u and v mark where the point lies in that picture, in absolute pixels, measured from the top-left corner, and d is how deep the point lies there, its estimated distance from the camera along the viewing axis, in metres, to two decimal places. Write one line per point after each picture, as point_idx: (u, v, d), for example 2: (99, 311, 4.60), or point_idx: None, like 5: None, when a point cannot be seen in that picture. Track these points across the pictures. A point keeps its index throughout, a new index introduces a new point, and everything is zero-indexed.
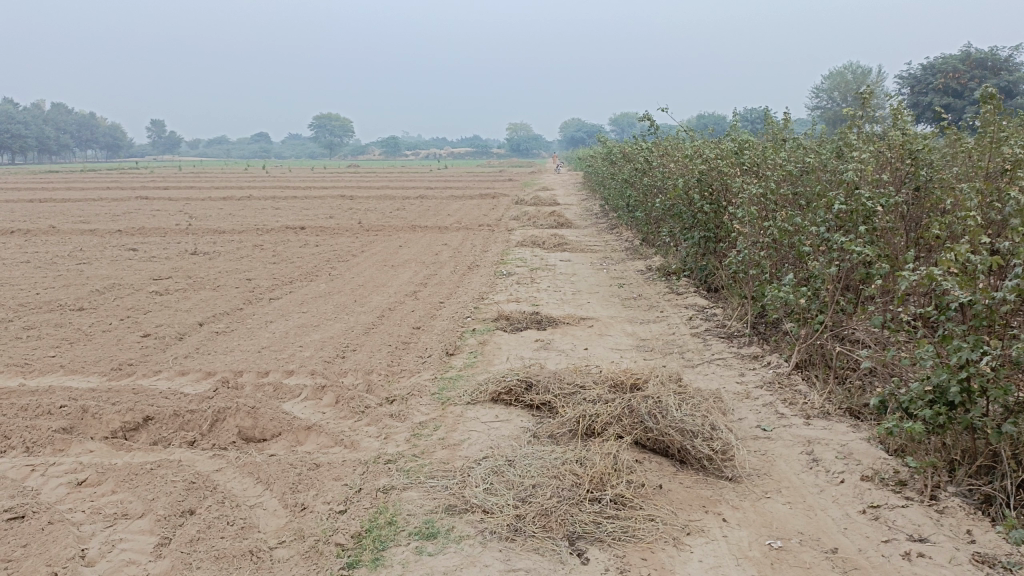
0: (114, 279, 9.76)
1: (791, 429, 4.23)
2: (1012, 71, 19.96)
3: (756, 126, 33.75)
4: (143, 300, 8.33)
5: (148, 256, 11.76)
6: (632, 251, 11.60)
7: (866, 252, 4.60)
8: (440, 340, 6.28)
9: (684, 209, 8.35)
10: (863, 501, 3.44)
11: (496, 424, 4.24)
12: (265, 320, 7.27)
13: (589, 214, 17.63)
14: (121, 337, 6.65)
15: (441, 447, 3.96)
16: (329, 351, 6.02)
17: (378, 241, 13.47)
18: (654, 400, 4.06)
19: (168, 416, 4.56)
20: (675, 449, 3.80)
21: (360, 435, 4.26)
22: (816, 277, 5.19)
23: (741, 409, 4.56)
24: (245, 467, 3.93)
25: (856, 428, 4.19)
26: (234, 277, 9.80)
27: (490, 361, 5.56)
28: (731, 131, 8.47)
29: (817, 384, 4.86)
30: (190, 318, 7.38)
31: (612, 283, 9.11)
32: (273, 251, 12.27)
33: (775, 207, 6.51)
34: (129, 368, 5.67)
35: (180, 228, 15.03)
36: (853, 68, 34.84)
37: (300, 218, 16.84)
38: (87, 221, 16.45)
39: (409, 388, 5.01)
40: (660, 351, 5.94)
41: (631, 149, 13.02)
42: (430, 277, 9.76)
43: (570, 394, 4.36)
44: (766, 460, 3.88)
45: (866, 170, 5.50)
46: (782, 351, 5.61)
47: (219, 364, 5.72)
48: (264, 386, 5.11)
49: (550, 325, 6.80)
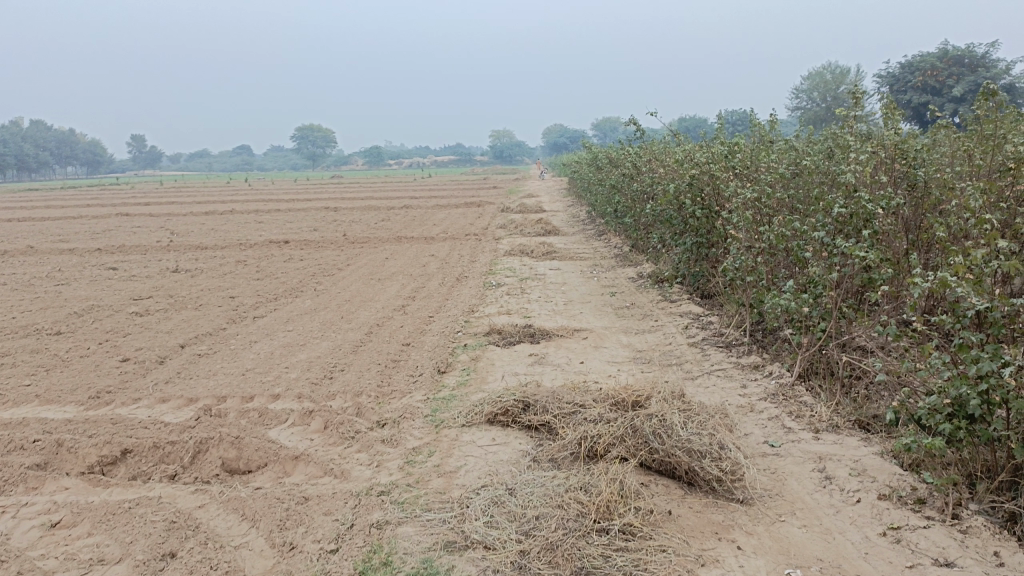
0: (92, 301, 9.50)
1: (800, 444, 4.07)
2: (990, 67, 20.00)
3: (739, 127, 33.82)
4: (122, 322, 8.08)
5: (128, 275, 11.50)
6: (622, 257, 11.45)
7: (870, 256, 4.45)
8: (430, 358, 6.08)
9: (675, 214, 8.19)
10: (883, 522, 3.28)
11: (494, 449, 4.04)
12: (249, 340, 7.04)
13: (576, 221, 17.46)
14: (100, 363, 6.41)
15: (437, 476, 3.76)
16: (317, 372, 5.80)
17: (364, 253, 13.24)
18: (658, 418, 3.89)
19: (147, 448, 4.34)
20: (682, 471, 3.63)
21: (350, 464, 4.05)
22: (818, 284, 5.04)
23: (747, 424, 4.39)
24: (229, 503, 3.71)
25: (868, 441, 4.03)
26: (217, 295, 9.55)
27: (484, 379, 5.36)
28: (720, 134, 8.33)
29: (823, 395, 4.70)
30: (171, 340, 7.14)
31: (604, 292, 8.94)
32: (257, 266, 12.03)
33: (770, 212, 6.35)
34: (108, 397, 5.44)
35: (160, 245, 14.76)
36: (832, 67, 34.91)
37: (284, 231, 16.59)
38: (66, 240, 16.15)
39: (400, 410, 4.80)
40: (658, 363, 5.78)
41: (617, 154, 12.86)
42: (418, 289, 9.56)
43: (570, 414, 4.18)
44: (777, 480, 3.71)
45: (863, 172, 5.36)
46: (784, 360, 5.45)
47: (202, 389, 5.50)
48: (249, 412, 4.89)
49: (543, 337, 6.61)
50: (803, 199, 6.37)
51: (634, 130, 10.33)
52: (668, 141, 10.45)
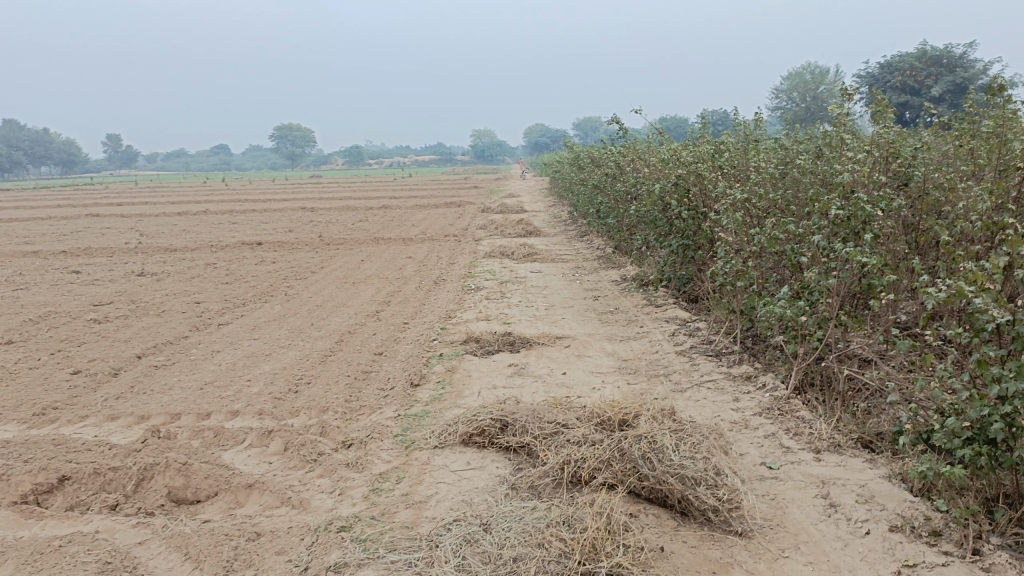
0: (50, 307, 9.00)
1: (801, 467, 3.75)
2: (968, 68, 19.86)
3: (720, 127, 33.70)
4: (79, 331, 7.62)
5: (91, 279, 11.01)
6: (604, 259, 11.12)
7: (873, 261, 4.15)
8: (403, 368, 5.71)
9: (660, 216, 7.86)
10: (896, 558, 2.96)
11: (468, 475, 3.68)
12: (211, 350, 6.62)
13: (557, 221, 17.12)
14: (48, 376, 5.97)
15: (405, 507, 3.41)
16: (281, 385, 5.41)
17: (339, 255, 12.82)
18: (648, 440, 3.55)
19: (86, 474, 3.93)
20: (675, 500, 3.29)
21: (310, 492, 3.69)
22: (814, 290, 4.74)
23: (742, 443, 4.07)
24: (172, 540, 3.33)
25: (873, 464, 3.73)
26: (182, 301, 9.10)
27: (460, 393, 5.00)
28: (704, 133, 8.02)
29: (821, 410, 4.40)
30: (128, 350, 6.71)
31: (587, 296, 8.60)
32: (227, 269, 11.60)
33: (759, 214, 6.04)
34: (52, 415, 5.02)
35: (128, 248, 14.25)
36: (811, 68, 34.81)
37: (257, 233, 16.11)
38: (31, 242, 15.56)
39: (368, 430, 4.43)
40: (645, 373, 5.45)
41: (599, 154, 12.54)
42: (393, 294, 9.18)
43: (551, 435, 3.83)
44: (778, 508, 3.39)
45: (861, 172, 5.06)
46: (777, 371, 5.14)
47: (155, 406, 5.10)
48: (203, 433, 4.50)
49: (523, 346, 6.25)
50: (794, 200, 6.06)
51: (615, 129, 9.99)
52: (650, 140, 10.14)
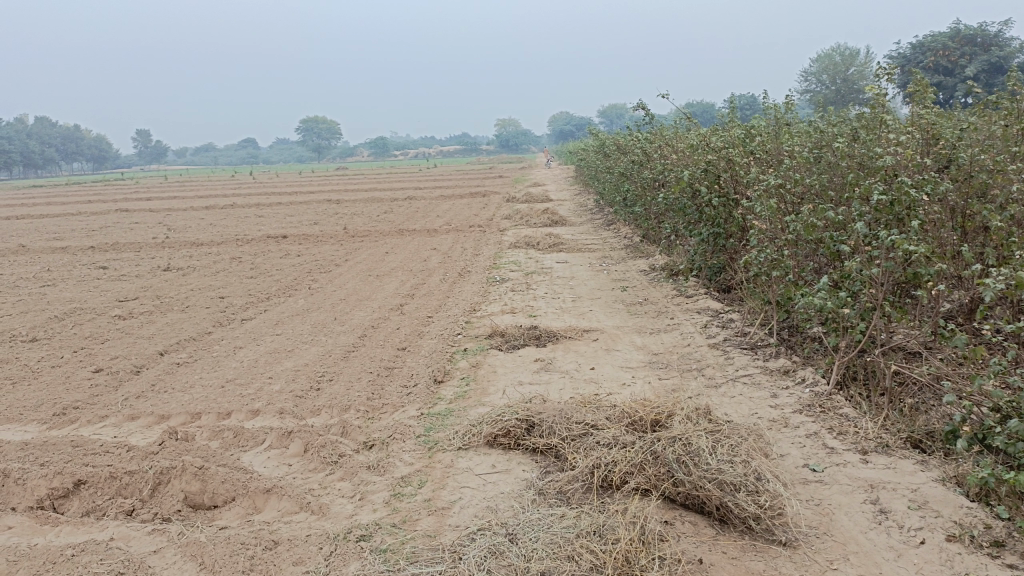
0: (75, 303, 8.99)
1: (847, 469, 3.53)
2: (1003, 47, 19.22)
3: (748, 111, 33.19)
4: (103, 327, 7.57)
5: (117, 275, 11.00)
6: (632, 248, 10.89)
7: (921, 250, 3.92)
8: (427, 365, 5.56)
9: (689, 203, 7.61)
10: (956, 572, 2.74)
11: (493, 479, 3.52)
12: (233, 346, 6.53)
13: (582, 210, 16.87)
14: (70, 374, 5.91)
15: (427, 514, 3.26)
16: (302, 382, 5.29)
17: (363, 248, 12.73)
18: (683, 443, 3.36)
19: (103, 478, 3.83)
20: (713, 506, 3.10)
21: (330, 496, 3.56)
22: (856, 280, 4.50)
23: (782, 443, 3.85)
24: (187, 548, 3.21)
25: (925, 466, 3.50)
26: (205, 296, 9.04)
27: (484, 391, 4.84)
28: (733, 117, 7.75)
29: (865, 408, 4.16)
30: (151, 346, 6.64)
31: (615, 287, 8.40)
32: (251, 263, 11.53)
33: (795, 201, 5.78)
34: (72, 416, 4.94)
35: (155, 242, 14.26)
36: (841, 50, 33.99)
37: (283, 225, 16.09)
38: (60, 238, 15.66)
39: (390, 429, 4.28)
40: (676, 368, 5.24)
41: (625, 141, 12.27)
42: (417, 286, 9.04)
43: (580, 436, 3.65)
44: (824, 514, 3.18)
45: (906, 154, 4.80)
46: (817, 365, 4.91)
47: (176, 405, 5.00)
48: (222, 434, 4.40)
49: (550, 340, 6.07)
50: (832, 186, 5.79)
51: (641, 115, 9.74)
52: (678, 126, 9.87)
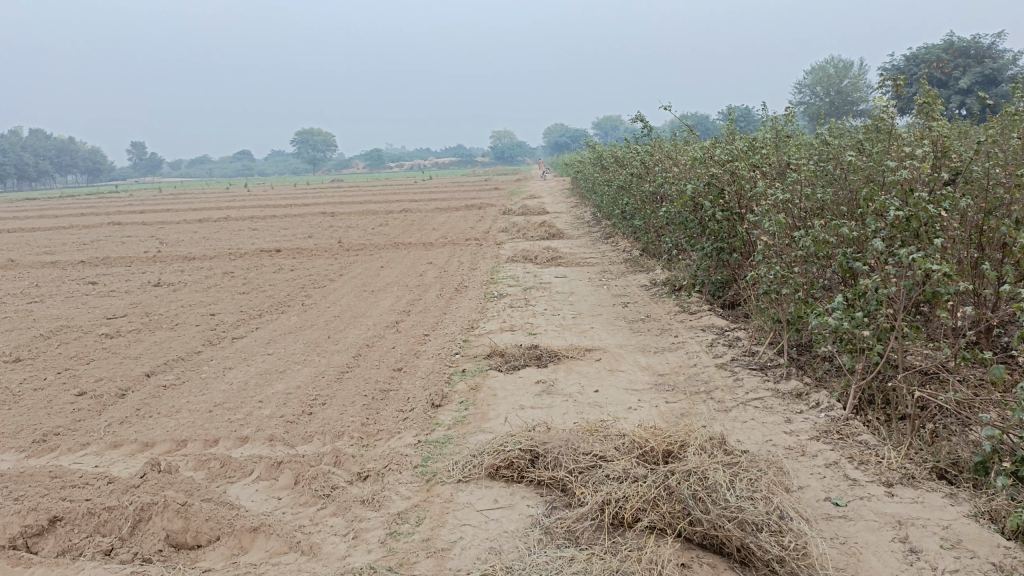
0: (62, 321, 8.75)
1: (871, 503, 3.32)
2: (997, 58, 19.15)
3: (742, 123, 33.17)
4: (89, 347, 7.33)
5: (106, 290, 10.75)
6: (631, 262, 10.71)
7: (943, 268, 3.71)
8: (424, 387, 5.34)
9: (691, 217, 7.42)
10: None
11: (496, 515, 3.31)
12: (223, 367, 6.30)
13: (580, 223, 16.70)
14: (52, 398, 5.67)
15: (427, 556, 3.04)
16: (294, 406, 5.07)
17: (358, 262, 12.52)
18: (699, 477, 3.16)
19: (80, 515, 3.59)
20: (733, 547, 2.88)
21: (322, 535, 3.34)
22: (872, 299, 4.30)
23: (800, 474, 3.65)
24: None
25: (954, 499, 3.29)
26: (196, 313, 8.81)
27: (484, 416, 4.62)
28: (734, 129, 7.59)
29: (885, 435, 3.96)
30: (137, 367, 6.40)
31: (615, 302, 8.20)
32: (244, 278, 11.30)
33: (802, 217, 5.60)
34: (52, 444, 4.70)
35: (147, 256, 14.02)
36: (835, 61, 33.98)
37: (276, 239, 15.87)
38: (50, 252, 15.40)
39: (386, 459, 4.06)
40: (684, 390, 5.04)
41: (623, 155, 12.11)
42: (413, 302, 8.83)
43: (588, 469, 3.44)
44: (851, 554, 2.97)
45: (921, 168, 4.61)
46: (830, 388, 4.70)
47: (161, 432, 4.77)
48: (208, 464, 4.18)
49: (551, 360, 5.87)
50: (842, 200, 5.61)
51: (641, 127, 9.60)
52: (677, 138, 9.71)
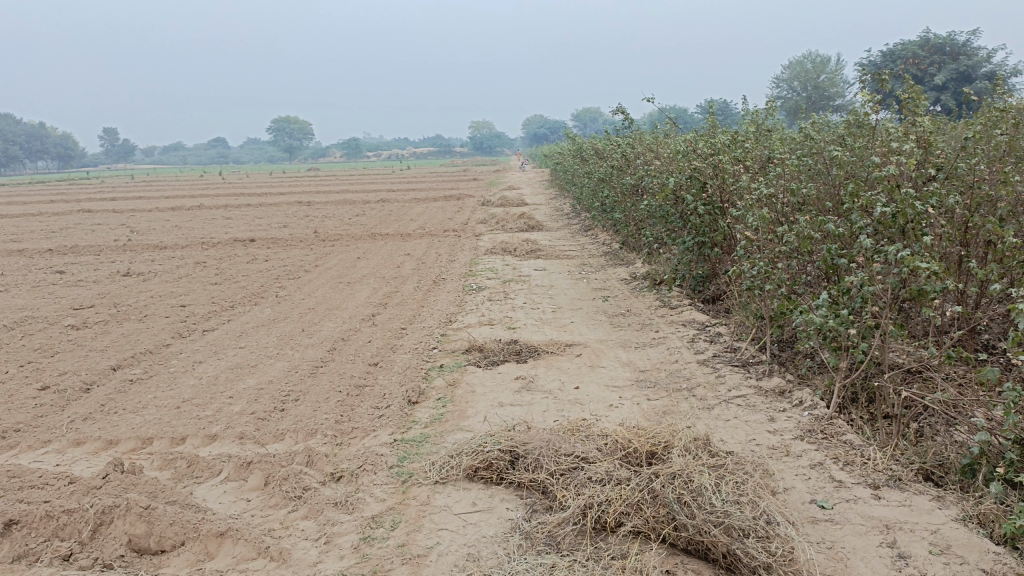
0: (27, 311, 8.49)
1: (858, 506, 3.25)
2: (972, 56, 19.24)
3: (720, 117, 33.21)
4: (54, 339, 7.10)
5: (74, 280, 10.47)
6: (611, 255, 10.62)
7: (931, 267, 3.64)
8: (401, 383, 5.21)
9: (672, 210, 7.32)
10: None
11: (474, 519, 3.19)
12: (192, 361, 6.11)
13: (558, 215, 16.58)
14: (13, 393, 5.46)
15: (402, 563, 2.92)
16: (266, 402, 4.91)
17: (334, 252, 12.32)
18: (683, 480, 3.07)
19: (37, 518, 3.39)
20: (719, 553, 2.79)
21: (293, 540, 3.20)
22: (857, 296, 4.22)
23: (785, 475, 3.57)
24: None
25: (942, 503, 3.23)
26: (166, 304, 8.59)
27: (462, 414, 4.50)
28: (716, 123, 7.49)
29: (870, 435, 3.89)
30: (103, 361, 6.19)
31: (595, 296, 8.11)
32: (217, 269, 11.05)
33: (786, 212, 5.52)
34: (10, 441, 4.51)
35: (117, 245, 13.69)
36: (812, 56, 34.08)
37: (250, 228, 15.57)
38: (17, 239, 15.00)
39: (360, 459, 3.93)
40: (665, 387, 4.95)
41: (603, 146, 12.01)
42: (390, 295, 8.67)
43: (570, 471, 3.33)
44: (838, 560, 2.89)
45: (907, 164, 4.53)
46: (814, 386, 4.63)
47: (127, 429, 4.59)
48: (175, 464, 4.02)
49: (531, 355, 5.76)
50: (826, 195, 5.54)
51: (621, 119, 9.49)
52: (657, 131, 9.61)
